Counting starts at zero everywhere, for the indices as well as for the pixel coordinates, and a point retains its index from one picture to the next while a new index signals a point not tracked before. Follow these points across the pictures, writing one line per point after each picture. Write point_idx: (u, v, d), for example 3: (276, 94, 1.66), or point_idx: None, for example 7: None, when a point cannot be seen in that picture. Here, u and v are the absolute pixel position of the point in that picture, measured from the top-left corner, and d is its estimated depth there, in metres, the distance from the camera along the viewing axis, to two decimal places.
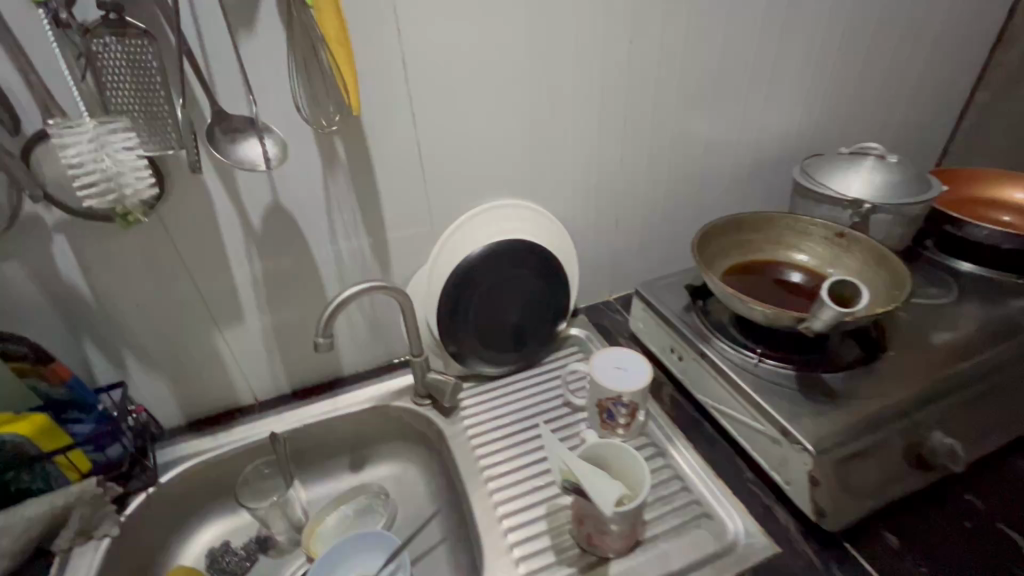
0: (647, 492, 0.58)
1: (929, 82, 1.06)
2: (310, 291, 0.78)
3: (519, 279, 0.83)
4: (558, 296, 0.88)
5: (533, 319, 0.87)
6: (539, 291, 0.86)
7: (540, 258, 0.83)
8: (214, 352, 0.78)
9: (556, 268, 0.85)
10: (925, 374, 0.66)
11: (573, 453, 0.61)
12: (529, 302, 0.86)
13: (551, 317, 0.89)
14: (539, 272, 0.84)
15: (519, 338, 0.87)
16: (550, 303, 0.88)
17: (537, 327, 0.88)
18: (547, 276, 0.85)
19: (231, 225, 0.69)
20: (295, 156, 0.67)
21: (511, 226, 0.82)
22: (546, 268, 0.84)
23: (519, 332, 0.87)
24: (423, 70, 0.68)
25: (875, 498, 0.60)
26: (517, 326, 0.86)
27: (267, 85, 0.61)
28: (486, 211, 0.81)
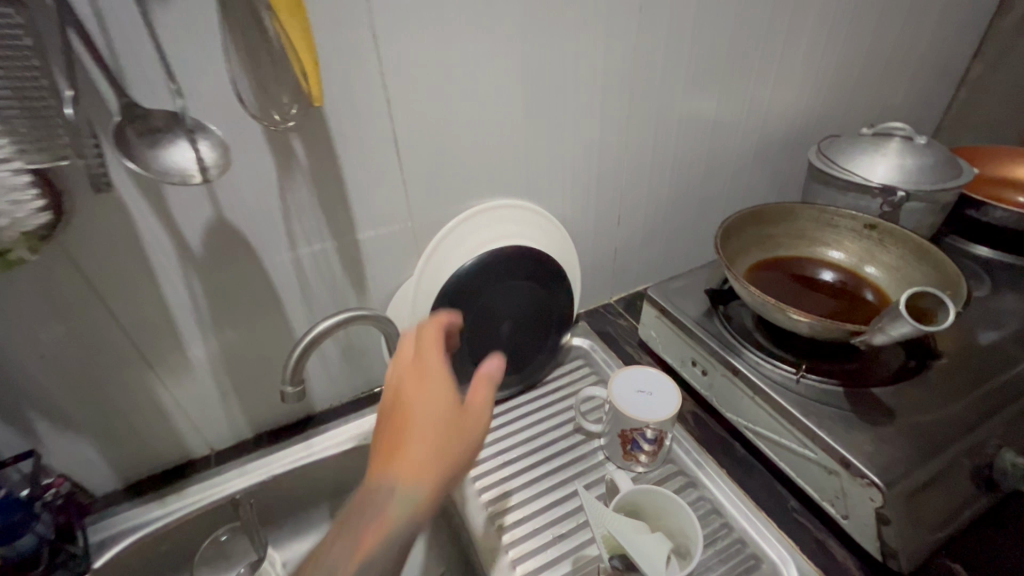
0: (700, 558, 0.51)
1: (932, 54, 1.00)
2: (271, 321, 0.65)
3: (518, 292, 0.72)
4: (560, 305, 0.77)
5: (533, 334, 0.76)
6: (540, 301, 0.75)
7: (541, 265, 0.72)
8: (153, 402, 0.63)
9: (558, 276, 0.75)
10: (981, 383, 0.60)
11: (615, 513, 0.53)
12: (528, 315, 0.75)
13: (552, 330, 0.78)
14: (539, 280, 0.73)
15: (517, 358, 0.76)
16: (551, 314, 0.77)
17: (537, 343, 0.78)
18: (549, 284, 0.75)
19: (164, 249, 0.54)
20: (241, 159, 0.53)
21: (506, 231, 0.71)
22: (546, 276, 0.74)
23: (517, 350, 0.76)
24: (401, 45, 0.54)
25: (945, 530, 0.54)
26: (516, 344, 0.75)
27: (196, 67, 0.46)
28: (476, 215, 0.70)
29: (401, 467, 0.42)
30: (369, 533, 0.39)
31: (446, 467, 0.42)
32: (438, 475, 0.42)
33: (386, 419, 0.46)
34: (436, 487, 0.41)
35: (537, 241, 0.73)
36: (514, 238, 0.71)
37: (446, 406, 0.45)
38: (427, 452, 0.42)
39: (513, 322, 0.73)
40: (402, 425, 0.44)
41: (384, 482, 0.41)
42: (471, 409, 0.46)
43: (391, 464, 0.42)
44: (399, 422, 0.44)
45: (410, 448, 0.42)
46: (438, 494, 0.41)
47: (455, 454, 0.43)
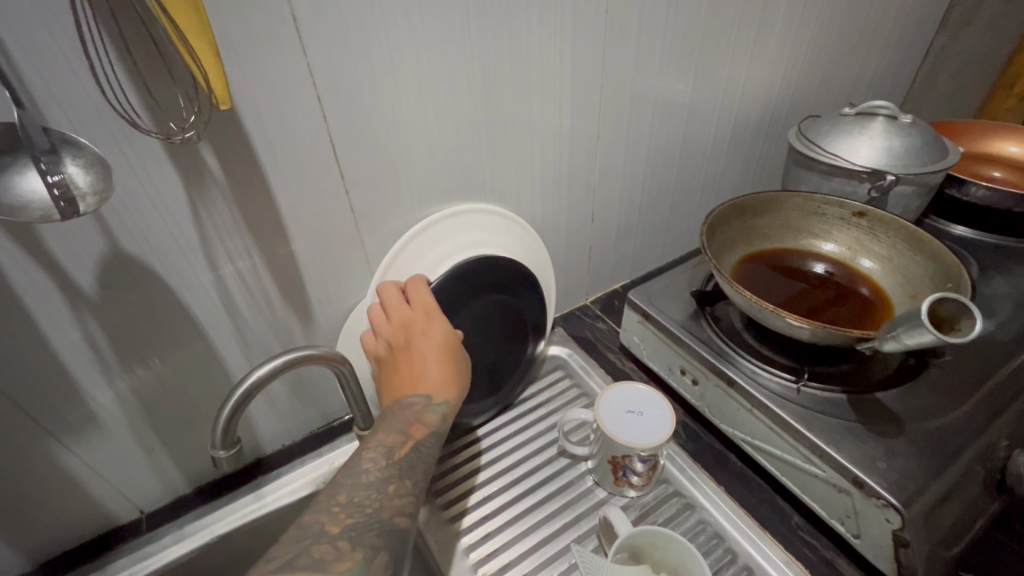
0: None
1: (902, 26, 0.97)
2: (198, 362, 0.55)
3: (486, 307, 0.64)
4: (532, 313, 0.70)
5: (506, 349, 0.69)
6: (510, 310, 0.68)
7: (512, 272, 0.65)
8: (56, 471, 0.53)
9: (530, 283, 0.68)
10: (984, 379, 0.56)
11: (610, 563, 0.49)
12: (499, 331, 0.67)
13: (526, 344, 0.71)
14: (509, 291, 0.66)
15: (491, 378, 0.69)
16: (523, 324, 0.70)
17: (511, 358, 0.70)
18: (520, 293, 0.67)
19: (43, 293, 0.44)
20: (136, 177, 0.43)
21: (463, 240, 0.63)
22: (516, 285, 0.66)
23: (491, 369, 0.68)
24: (328, 26, 0.44)
25: (958, 541, 0.51)
26: (490, 364, 0.68)
27: (52, 62, 0.36)
28: (436, 224, 0.61)
29: (429, 386, 0.52)
30: (415, 428, 0.48)
31: (460, 385, 0.54)
32: (457, 390, 0.53)
33: (398, 352, 0.54)
34: (457, 399, 0.53)
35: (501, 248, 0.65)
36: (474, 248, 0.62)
37: (452, 335, 0.55)
38: (449, 374, 0.53)
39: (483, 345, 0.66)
40: (418, 355, 0.53)
41: (416, 395, 0.51)
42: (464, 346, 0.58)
43: (419, 382, 0.52)
44: (416, 353, 0.53)
45: (431, 371, 0.52)
46: (459, 404, 0.53)
47: (464, 375, 0.55)
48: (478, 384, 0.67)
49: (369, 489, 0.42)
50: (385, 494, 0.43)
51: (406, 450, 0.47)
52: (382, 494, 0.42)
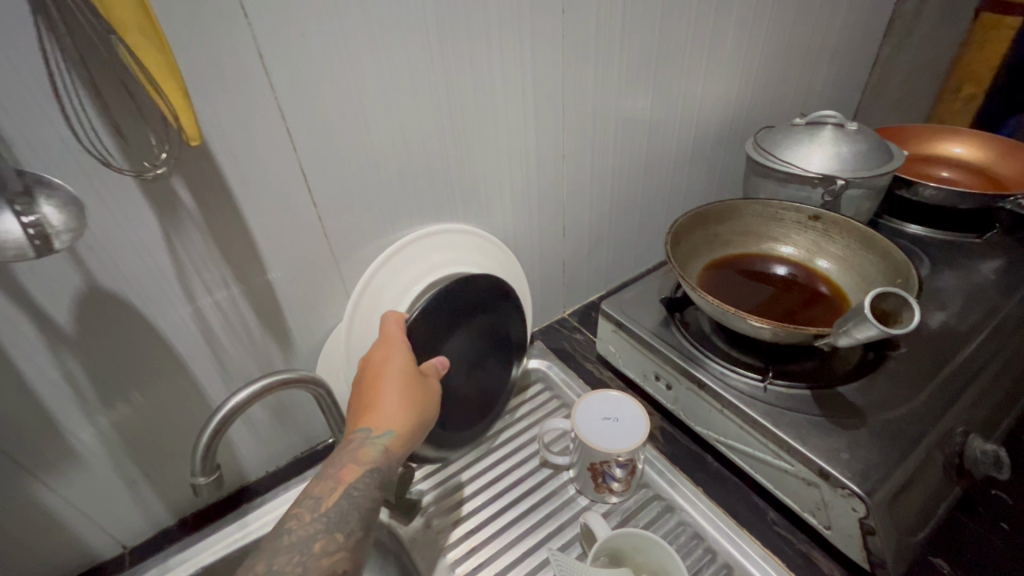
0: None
1: (846, 39, 1.02)
2: (178, 393, 0.56)
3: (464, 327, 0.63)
4: (510, 331, 0.72)
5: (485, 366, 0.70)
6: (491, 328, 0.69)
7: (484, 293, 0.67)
8: (35, 511, 0.52)
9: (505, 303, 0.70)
10: (938, 368, 0.59)
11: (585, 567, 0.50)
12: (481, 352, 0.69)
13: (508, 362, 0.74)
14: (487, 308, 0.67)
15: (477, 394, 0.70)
16: (504, 345, 0.72)
17: (493, 374, 0.71)
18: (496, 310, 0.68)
19: (21, 333, 0.44)
20: (111, 217, 0.44)
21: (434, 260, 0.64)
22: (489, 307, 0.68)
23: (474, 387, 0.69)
24: (293, 65, 0.47)
25: (924, 527, 0.52)
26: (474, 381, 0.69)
27: (27, 112, 0.37)
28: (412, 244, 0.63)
29: (374, 417, 0.51)
30: (346, 471, 0.47)
31: (411, 416, 0.51)
32: (405, 421, 0.51)
33: (358, 385, 0.54)
34: (404, 431, 0.51)
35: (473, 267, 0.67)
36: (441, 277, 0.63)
37: (410, 363, 0.54)
38: (397, 403, 0.51)
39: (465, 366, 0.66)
40: (372, 385, 0.53)
41: (360, 428, 0.50)
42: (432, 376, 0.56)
43: (367, 414, 0.51)
44: (370, 384, 0.53)
45: (378, 401, 0.51)
46: (407, 436, 0.51)
47: (417, 405, 0.52)
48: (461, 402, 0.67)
49: (292, 552, 0.41)
50: (310, 554, 0.41)
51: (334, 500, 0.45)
52: (307, 554, 0.41)
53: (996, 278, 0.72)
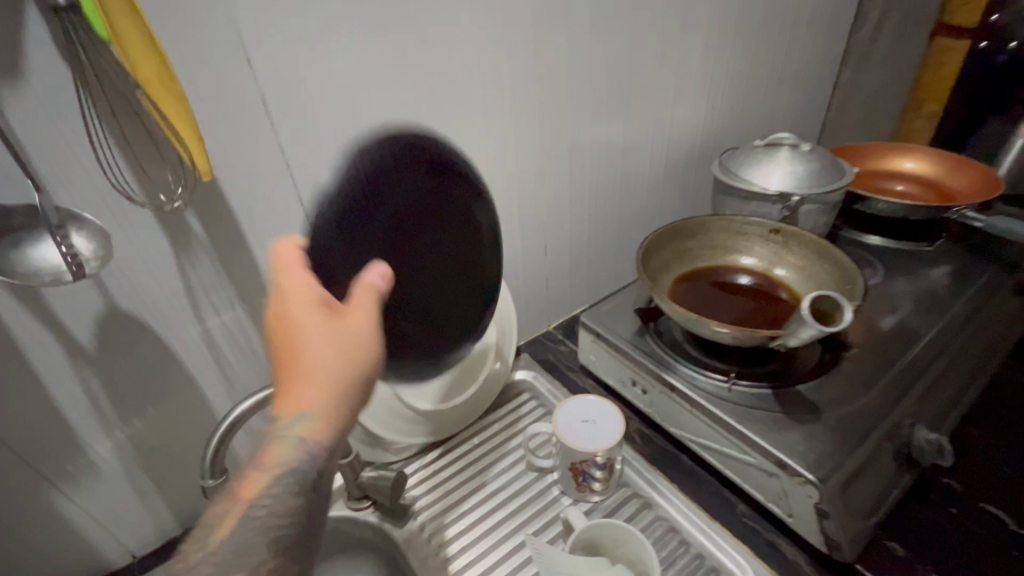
0: (657, 564, 0.51)
1: (806, 67, 1.10)
2: (186, 407, 0.60)
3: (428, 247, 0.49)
4: (489, 254, 0.56)
5: (468, 303, 0.56)
6: (462, 249, 0.52)
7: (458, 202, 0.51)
8: (53, 519, 0.56)
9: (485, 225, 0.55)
10: (887, 366, 0.65)
11: (563, 555, 0.53)
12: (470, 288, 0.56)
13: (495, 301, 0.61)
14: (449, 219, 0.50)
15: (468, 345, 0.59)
16: (489, 275, 0.58)
17: (478, 315, 0.59)
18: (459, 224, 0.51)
19: (48, 352, 0.49)
20: (131, 245, 0.49)
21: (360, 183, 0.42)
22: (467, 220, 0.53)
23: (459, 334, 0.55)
24: (296, 108, 0.53)
25: (877, 511, 0.57)
26: (461, 321, 0.56)
27: (60, 156, 0.43)
28: None
29: (283, 402, 0.37)
30: (246, 489, 0.37)
31: (330, 391, 0.37)
32: (325, 395, 0.37)
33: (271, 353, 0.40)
34: (325, 411, 0.37)
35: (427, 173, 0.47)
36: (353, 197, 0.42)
37: (313, 311, 0.38)
38: (307, 373, 0.37)
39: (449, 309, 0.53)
40: (278, 355, 0.38)
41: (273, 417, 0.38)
42: (358, 308, 0.38)
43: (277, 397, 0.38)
44: (275, 354, 0.39)
45: (283, 382, 0.38)
46: (333, 416, 0.37)
47: (334, 369, 0.37)
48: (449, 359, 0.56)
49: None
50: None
51: (231, 527, 0.35)
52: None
53: (945, 284, 0.77)
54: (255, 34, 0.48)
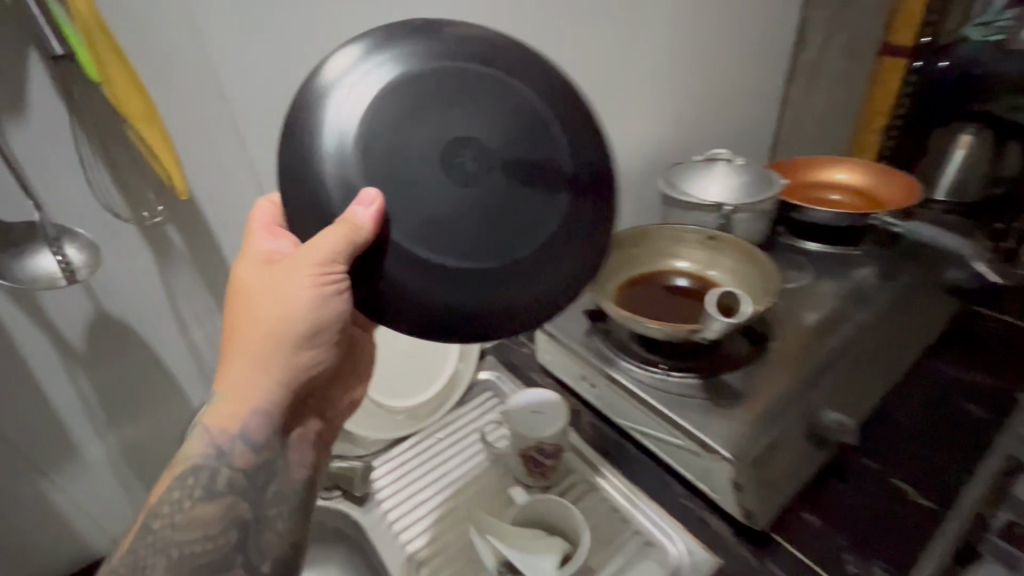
0: (588, 537, 0.56)
1: (752, 87, 1.20)
2: (167, 404, 0.66)
3: (460, 152, 0.42)
4: (554, 151, 0.45)
5: (541, 219, 0.44)
6: (507, 146, 0.43)
7: (475, 89, 0.43)
8: (45, 507, 0.62)
9: (523, 114, 0.45)
10: (806, 356, 0.72)
11: (501, 528, 0.58)
12: (539, 195, 0.44)
13: (585, 209, 0.46)
14: (472, 110, 0.43)
15: (557, 280, 0.45)
16: (558, 176, 0.45)
17: (557, 230, 0.45)
18: (493, 122, 0.43)
19: (43, 353, 0.55)
20: (118, 256, 0.56)
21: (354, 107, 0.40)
22: (495, 108, 0.43)
23: (541, 256, 0.44)
24: (265, 135, 0.60)
25: (790, 485, 0.64)
26: (533, 238, 0.43)
27: (56, 179, 0.50)
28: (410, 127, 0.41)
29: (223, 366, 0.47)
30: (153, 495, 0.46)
31: (250, 363, 0.46)
32: (247, 365, 0.46)
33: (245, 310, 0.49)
34: (244, 381, 0.46)
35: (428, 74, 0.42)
36: (347, 127, 0.40)
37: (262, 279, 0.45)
38: (239, 342, 0.46)
39: (519, 226, 0.43)
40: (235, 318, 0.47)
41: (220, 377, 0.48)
42: (307, 262, 0.40)
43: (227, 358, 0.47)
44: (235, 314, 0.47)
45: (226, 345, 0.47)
46: (249, 385, 0.46)
47: (260, 338, 0.45)
48: (539, 300, 0.44)
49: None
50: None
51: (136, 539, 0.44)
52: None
53: (870, 283, 0.84)
54: (228, 72, 0.55)
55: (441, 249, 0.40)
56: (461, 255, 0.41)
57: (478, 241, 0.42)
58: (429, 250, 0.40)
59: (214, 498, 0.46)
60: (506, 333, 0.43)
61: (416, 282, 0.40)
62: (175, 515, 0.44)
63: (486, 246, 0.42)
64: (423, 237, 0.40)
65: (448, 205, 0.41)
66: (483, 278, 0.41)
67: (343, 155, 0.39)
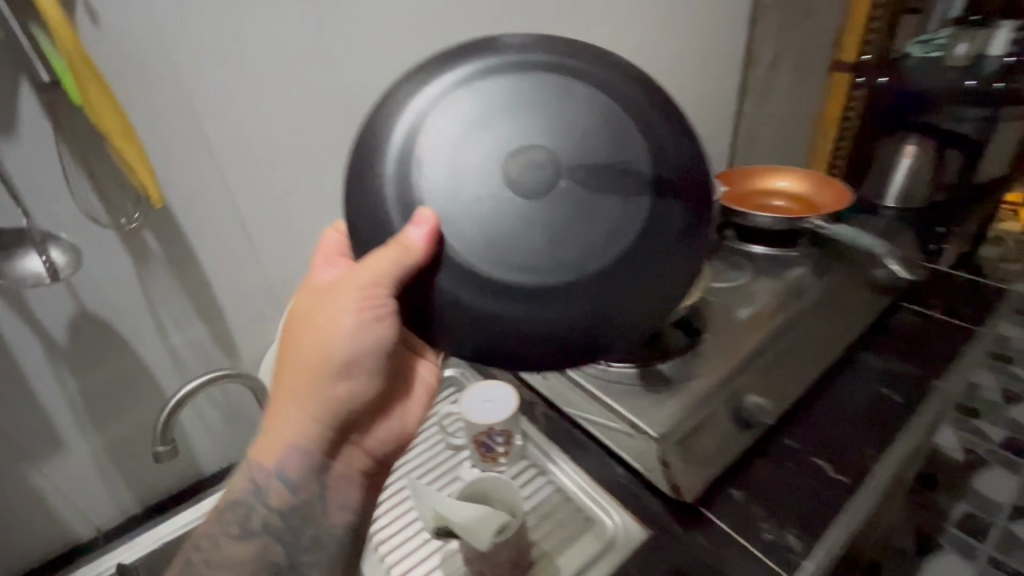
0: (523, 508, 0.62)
1: (703, 100, 1.28)
2: (144, 396, 0.72)
3: (524, 167, 0.45)
4: (635, 153, 0.47)
5: (623, 224, 0.45)
6: (580, 157, 0.46)
7: (540, 103, 0.46)
8: (30, 492, 0.67)
9: (592, 119, 0.47)
10: (737, 345, 0.77)
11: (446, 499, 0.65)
12: (616, 200, 0.46)
13: (673, 206, 0.46)
14: (541, 126, 0.46)
15: (643, 293, 0.45)
16: (637, 178, 0.46)
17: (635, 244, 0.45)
18: (564, 134, 0.46)
19: (29, 347, 0.61)
20: (99, 259, 0.62)
21: (423, 137, 0.45)
22: (565, 119, 0.46)
23: (623, 265, 0.45)
24: (234, 150, 0.66)
25: (714, 462, 0.70)
26: (605, 254, 0.45)
27: (42, 190, 0.56)
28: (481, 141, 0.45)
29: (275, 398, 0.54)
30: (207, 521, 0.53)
31: (293, 397, 0.52)
32: (290, 401, 0.52)
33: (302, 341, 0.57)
34: (288, 414, 0.52)
35: (496, 96, 0.46)
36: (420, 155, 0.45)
37: (311, 312, 0.52)
38: (287, 374, 0.53)
39: (594, 235, 0.45)
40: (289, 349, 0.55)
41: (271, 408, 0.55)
42: (356, 290, 0.46)
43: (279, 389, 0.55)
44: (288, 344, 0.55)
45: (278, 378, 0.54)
46: (294, 418, 0.52)
47: (303, 371, 0.51)
48: (624, 313, 0.44)
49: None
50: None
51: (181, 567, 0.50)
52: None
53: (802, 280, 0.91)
54: (198, 93, 0.61)
55: (510, 270, 0.44)
56: (530, 277, 0.44)
57: (544, 262, 0.44)
58: (503, 273, 0.44)
59: (249, 538, 0.52)
60: (589, 351, 0.44)
61: (489, 307, 0.44)
62: (212, 551, 0.51)
63: (557, 262, 0.44)
64: (497, 259, 0.44)
65: (515, 222, 0.44)
66: (550, 297, 0.44)
67: (405, 185, 0.45)
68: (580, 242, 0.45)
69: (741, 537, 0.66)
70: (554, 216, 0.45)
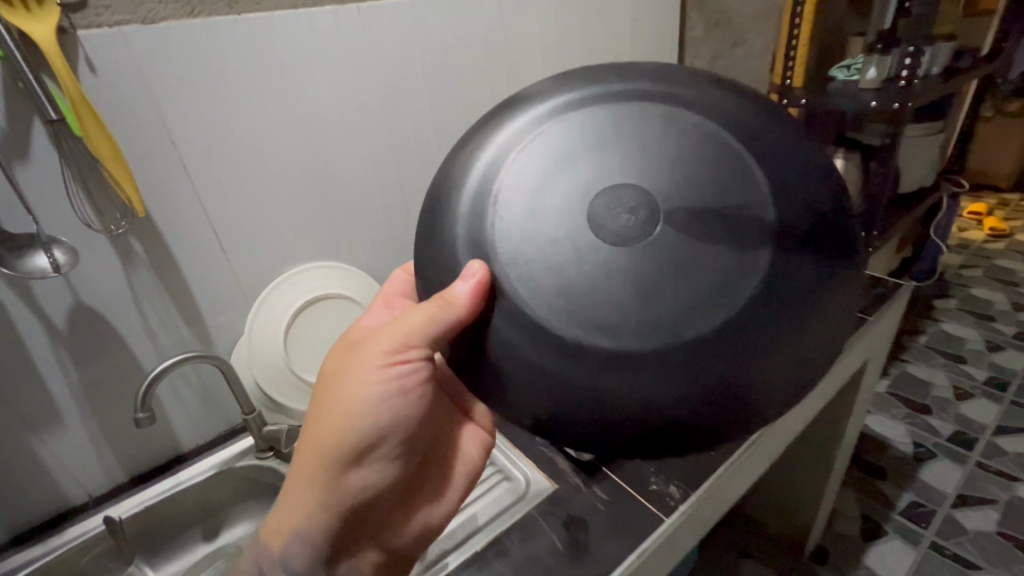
0: None
1: None
2: (130, 377, 0.84)
3: (619, 205, 0.45)
4: (755, 192, 0.46)
5: (734, 290, 0.44)
6: (687, 196, 0.45)
7: (647, 140, 0.47)
8: (31, 458, 0.79)
9: (706, 155, 0.47)
10: None
11: None
12: (726, 251, 0.45)
13: (795, 260, 0.46)
14: (646, 165, 0.46)
15: (745, 360, 0.44)
16: (760, 223, 0.45)
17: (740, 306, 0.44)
18: (667, 171, 0.46)
19: (34, 331, 0.74)
20: (93, 259, 0.75)
21: (514, 166, 0.49)
22: (676, 154, 0.46)
23: (738, 329, 0.44)
24: (205, 168, 0.80)
25: None
26: (705, 320, 0.44)
27: (49, 202, 0.70)
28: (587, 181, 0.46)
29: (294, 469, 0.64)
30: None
31: (308, 471, 0.62)
32: (306, 474, 0.62)
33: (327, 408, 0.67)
34: (303, 489, 0.62)
35: (605, 132, 0.48)
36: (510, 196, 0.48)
37: (336, 380, 0.62)
38: (307, 444, 0.63)
39: (697, 291, 0.44)
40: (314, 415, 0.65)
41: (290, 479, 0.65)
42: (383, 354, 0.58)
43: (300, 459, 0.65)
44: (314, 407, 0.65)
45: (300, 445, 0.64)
46: (308, 494, 0.62)
47: (322, 443, 0.61)
48: (730, 389, 0.45)
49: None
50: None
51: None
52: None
53: None
54: (175, 122, 0.75)
55: (603, 332, 0.44)
56: (617, 341, 0.44)
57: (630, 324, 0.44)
58: (604, 340, 0.44)
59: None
60: (684, 415, 0.45)
61: (577, 376, 0.45)
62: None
63: (656, 325, 0.43)
64: (595, 319, 0.44)
65: (601, 268, 0.44)
66: (643, 364, 0.44)
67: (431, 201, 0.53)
68: (680, 299, 0.44)
69: (632, 489, 0.78)
70: (647, 264, 0.44)
